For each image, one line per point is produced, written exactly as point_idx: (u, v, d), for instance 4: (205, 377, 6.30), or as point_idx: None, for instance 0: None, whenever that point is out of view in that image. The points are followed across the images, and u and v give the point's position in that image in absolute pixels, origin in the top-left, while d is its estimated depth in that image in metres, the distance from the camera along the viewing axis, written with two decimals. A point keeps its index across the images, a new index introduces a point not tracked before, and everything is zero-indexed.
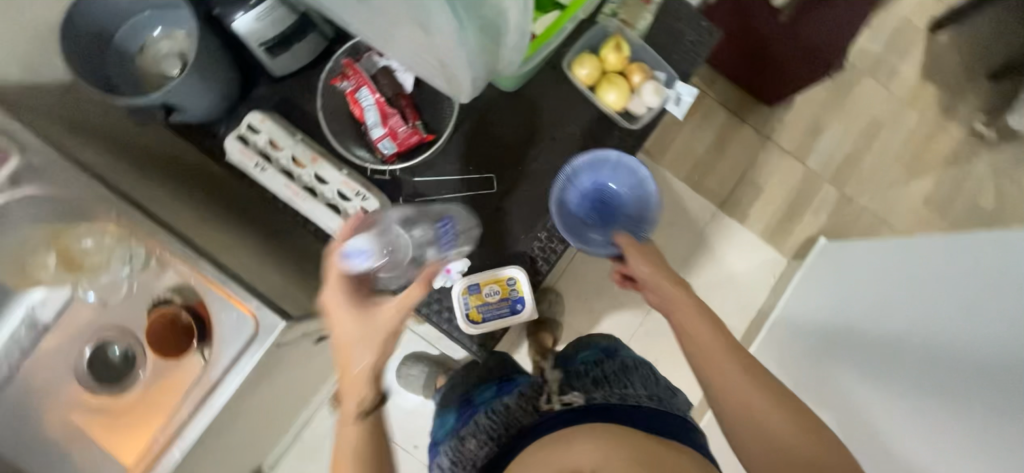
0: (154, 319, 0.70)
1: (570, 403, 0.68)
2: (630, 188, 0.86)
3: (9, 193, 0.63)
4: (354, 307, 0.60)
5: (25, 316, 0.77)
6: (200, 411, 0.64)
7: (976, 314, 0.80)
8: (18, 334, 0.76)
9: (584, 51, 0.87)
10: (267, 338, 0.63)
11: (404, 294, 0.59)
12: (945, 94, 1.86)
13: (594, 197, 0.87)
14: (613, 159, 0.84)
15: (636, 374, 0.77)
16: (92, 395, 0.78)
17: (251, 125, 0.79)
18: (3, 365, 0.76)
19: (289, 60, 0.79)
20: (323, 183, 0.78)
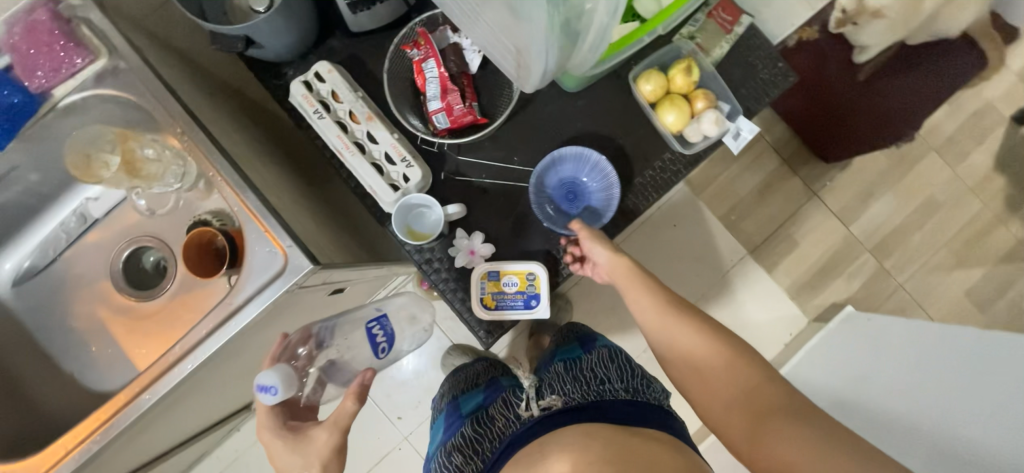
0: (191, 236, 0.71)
1: (548, 407, 0.78)
2: (600, 188, 0.88)
3: (92, 89, 0.67)
4: (285, 438, 0.64)
5: (78, 208, 0.81)
6: (215, 332, 0.67)
7: (1004, 418, 0.79)
8: (68, 223, 0.81)
9: (653, 68, 0.85)
10: (292, 276, 0.66)
11: (336, 410, 0.62)
12: (1014, 188, 1.76)
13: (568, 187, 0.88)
14: (592, 158, 0.85)
15: (614, 367, 0.86)
16: (120, 295, 0.82)
17: (317, 73, 0.81)
18: (51, 248, 0.81)
19: (367, 19, 0.81)
20: (373, 142, 0.80)
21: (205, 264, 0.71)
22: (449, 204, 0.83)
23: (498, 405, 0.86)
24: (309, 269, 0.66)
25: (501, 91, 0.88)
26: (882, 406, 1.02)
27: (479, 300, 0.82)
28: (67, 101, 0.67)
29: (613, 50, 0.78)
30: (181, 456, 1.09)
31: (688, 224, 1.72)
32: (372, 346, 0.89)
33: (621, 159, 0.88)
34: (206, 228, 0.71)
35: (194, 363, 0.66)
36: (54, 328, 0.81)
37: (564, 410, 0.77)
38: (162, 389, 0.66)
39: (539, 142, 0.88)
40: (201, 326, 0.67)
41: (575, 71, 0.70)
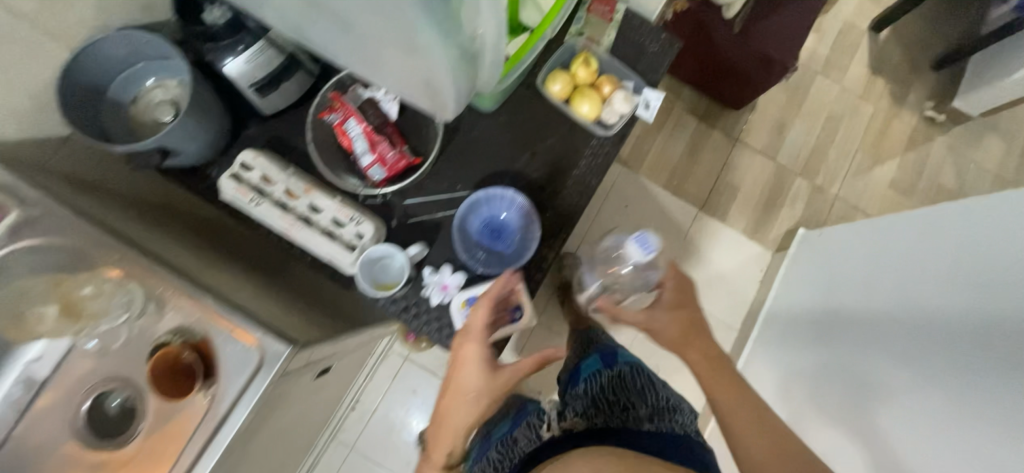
0: (156, 361, 0.69)
1: (570, 429, 0.81)
2: (514, 209, 0.87)
3: (10, 244, 0.66)
4: (481, 360, 0.71)
5: (19, 375, 0.69)
6: (206, 451, 0.63)
7: (981, 266, 0.83)
8: (8, 394, 0.68)
9: (556, 69, 0.92)
10: (272, 362, 0.64)
11: (521, 366, 0.71)
12: (894, 85, 1.98)
13: (489, 230, 0.88)
14: (483, 197, 0.86)
15: (640, 393, 0.90)
16: (91, 452, 0.71)
17: (244, 163, 0.81)
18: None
19: (278, 99, 0.83)
20: (318, 212, 0.80)
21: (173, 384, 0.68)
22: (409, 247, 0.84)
23: (518, 428, 0.87)
24: (287, 352, 0.64)
25: (426, 130, 0.91)
26: (871, 304, 1.05)
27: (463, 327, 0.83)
28: None
29: (513, 63, 0.84)
30: None
31: (637, 201, 1.81)
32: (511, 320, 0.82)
33: (556, 157, 0.93)
34: (175, 347, 0.69)
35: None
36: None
37: (588, 433, 0.80)
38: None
39: (476, 164, 0.92)
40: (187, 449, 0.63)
41: (484, 87, 0.76)
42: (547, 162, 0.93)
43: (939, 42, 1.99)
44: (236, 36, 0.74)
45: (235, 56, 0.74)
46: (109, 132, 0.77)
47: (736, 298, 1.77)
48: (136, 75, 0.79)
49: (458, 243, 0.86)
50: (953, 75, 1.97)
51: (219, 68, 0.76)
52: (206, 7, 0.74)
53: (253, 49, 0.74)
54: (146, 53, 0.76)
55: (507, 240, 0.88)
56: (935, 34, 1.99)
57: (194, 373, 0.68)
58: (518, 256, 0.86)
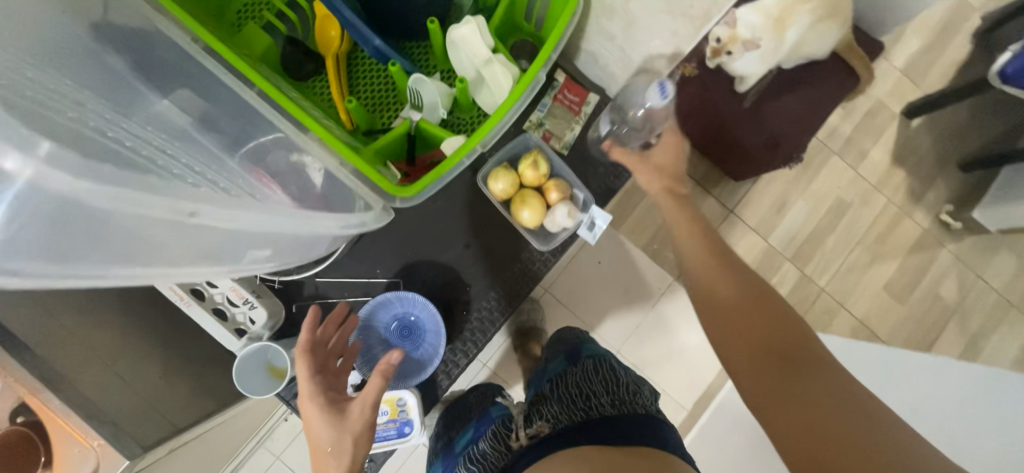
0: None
1: (538, 434, 0.66)
2: (426, 314, 0.80)
3: None
4: (325, 408, 0.59)
5: None
6: None
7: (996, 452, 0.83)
8: None
9: (503, 163, 0.83)
10: (111, 469, 0.61)
11: (367, 392, 0.58)
12: (912, 180, 1.66)
13: (396, 332, 0.81)
14: (393, 298, 0.80)
15: (599, 382, 0.72)
16: None
17: None
18: None
19: None
20: (212, 286, 0.74)
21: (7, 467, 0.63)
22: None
23: (482, 443, 0.73)
24: (125, 463, 0.62)
25: None
26: None
27: None
28: None
29: (438, 172, 0.70)
30: None
31: (614, 258, 1.60)
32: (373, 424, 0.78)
33: (487, 258, 0.86)
34: (8, 429, 0.63)
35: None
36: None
37: (553, 434, 0.64)
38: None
39: (399, 250, 0.84)
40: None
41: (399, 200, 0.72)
42: (478, 260, 0.85)
43: (975, 139, 1.67)
44: None
45: None
46: None
47: (691, 383, 1.60)
48: None
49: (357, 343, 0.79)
50: (982, 180, 1.66)
51: None
52: None
53: None
54: None
55: (415, 345, 0.81)
56: (972, 131, 1.66)
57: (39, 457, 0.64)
58: (424, 363, 0.80)
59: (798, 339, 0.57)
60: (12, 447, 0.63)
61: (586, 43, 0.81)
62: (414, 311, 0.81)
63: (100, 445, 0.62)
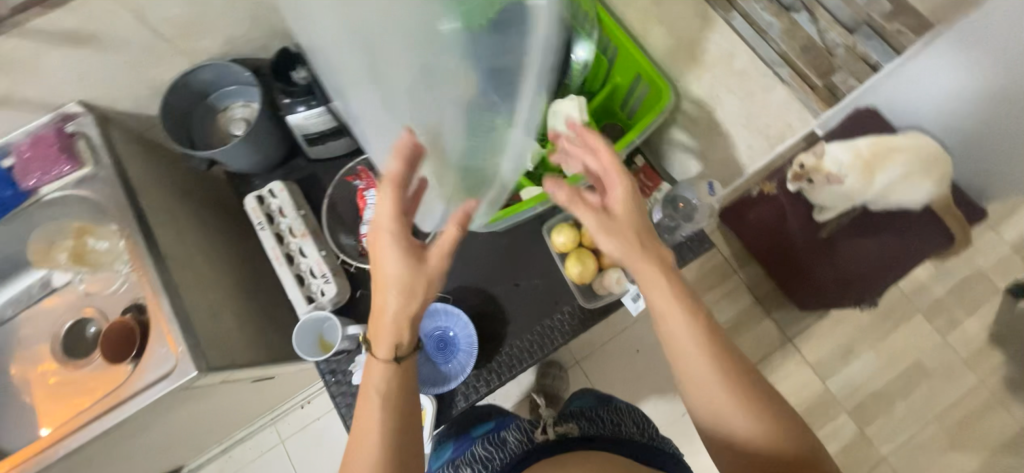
0: (113, 323, 0.79)
1: (565, 432, 0.72)
2: (464, 331, 0.88)
3: (73, 189, 0.81)
4: (403, 246, 0.56)
5: (43, 277, 0.91)
6: (108, 414, 0.75)
7: None
8: (33, 286, 0.92)
9: (568, 221, 0.93)
10: (181, 375, 0.71)
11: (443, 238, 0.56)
12: (1015, 367, 1.47)
13: (434, 340, 0.89)
14: (439, 308, 0.90)
15: (632, 413, 0.82)
16: (65, 364, 0.88)
17: (271, 190, 0.92)
18: (17, 306, 0.92)
19: (324, 150, 0.95)
20: (303, 255, 0.89)
21: (103, 345, 0.78)
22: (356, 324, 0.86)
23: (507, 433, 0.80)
24: (193, 375, 0.72)
25: None
26: None
27: None
28: (51, 196, 0.81)
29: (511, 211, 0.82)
30: None
31: (652, 351, 1.56)
32: None
33: (532, 302, 0.92)
34: (121, 318, 0.79)
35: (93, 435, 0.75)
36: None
37: (579, 438, 0.72)
38: (70, 450, 0.75)
39: (457, 271, 0.93)
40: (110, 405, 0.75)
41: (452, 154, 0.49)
42: (524, 301, 0.91)
43: None
44: (307, 96, 0.86)
45: (302, 111, 0.87)
46: (191, 130, 0.93)
47: None
48: (229, 93, 0.95)
49: None
50: None
51: (286, 112, 0.88)
52: (297, 67, 0.88)
53: (315, 111, 0.87)
54: (238, 79, 0.93)
55: (446, 357, 0.88)
56: None
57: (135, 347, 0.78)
58: (450, 376, 0.87)
59: (742, 394, 0.56)
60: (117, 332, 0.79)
61: (670, 137, 0.90)
62: (454, 329, 0.89)
63: (178, 354, 0.72)
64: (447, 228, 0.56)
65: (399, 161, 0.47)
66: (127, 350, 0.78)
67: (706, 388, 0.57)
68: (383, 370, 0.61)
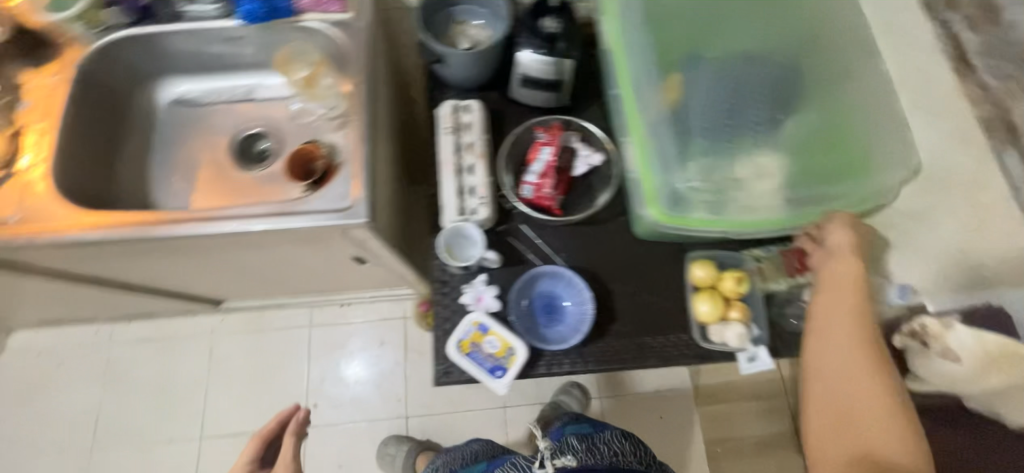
0: (306, 146, 0.89)
1: (562, 464, 0.87)
2: (577, 306, 0.89)
3: (330, 27, 0.89)
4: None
5: (247, 85, 0.99)
6: (264, 218, 0.79)
7: None
8: (234, 89, 0.99)
9: (711, 259, 0.94)
10: (353, 216, 0.78)
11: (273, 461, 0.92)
12: None
13: (544, 302, 0.91)
14: (564, 275, 0.90)
15: (629, 442, 0.96)
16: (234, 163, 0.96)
17: (468, 106, 0.98)
18: (214, 97, 0.99)
19: (526, 95, 1.00)
20: (470, 173, 0.94)
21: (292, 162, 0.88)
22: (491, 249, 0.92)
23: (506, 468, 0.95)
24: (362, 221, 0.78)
25: (586, 200, 0.99)
26: None
27: (457, 340, 0.86)
28: (308, 23, 0.89)
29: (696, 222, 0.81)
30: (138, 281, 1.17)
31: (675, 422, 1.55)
32: (481, 353, 0.85)
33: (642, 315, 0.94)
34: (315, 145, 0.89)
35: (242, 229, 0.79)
36: (162, 144, 0.96)
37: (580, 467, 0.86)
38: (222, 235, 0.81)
39: (587, 255, 0.96)
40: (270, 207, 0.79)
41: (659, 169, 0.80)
42: (637, 311, 0.93)
43: None
44: (546, 44, 0.92)
45: (533, 52, 0.92)
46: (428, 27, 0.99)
47: None
48: (473, 12, 1.01)
49: (517, 288, 0.90)
50: None
51: (517, 48, 0.94)
52: (547, 15, 0.93)
53: (545, 58, 0.92)
54: (490, 4, 0.98)
55: (550, 322, 0.90)
56: None
57: (315, 175, 0.86)
58: (549, 342, 0.88)
59: (878, 391, 0.71)
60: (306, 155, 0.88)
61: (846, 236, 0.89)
62: (569, 299, 0.91)
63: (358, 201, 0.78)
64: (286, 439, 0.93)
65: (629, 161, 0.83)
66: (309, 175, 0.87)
67: (838, 388, 0.73)
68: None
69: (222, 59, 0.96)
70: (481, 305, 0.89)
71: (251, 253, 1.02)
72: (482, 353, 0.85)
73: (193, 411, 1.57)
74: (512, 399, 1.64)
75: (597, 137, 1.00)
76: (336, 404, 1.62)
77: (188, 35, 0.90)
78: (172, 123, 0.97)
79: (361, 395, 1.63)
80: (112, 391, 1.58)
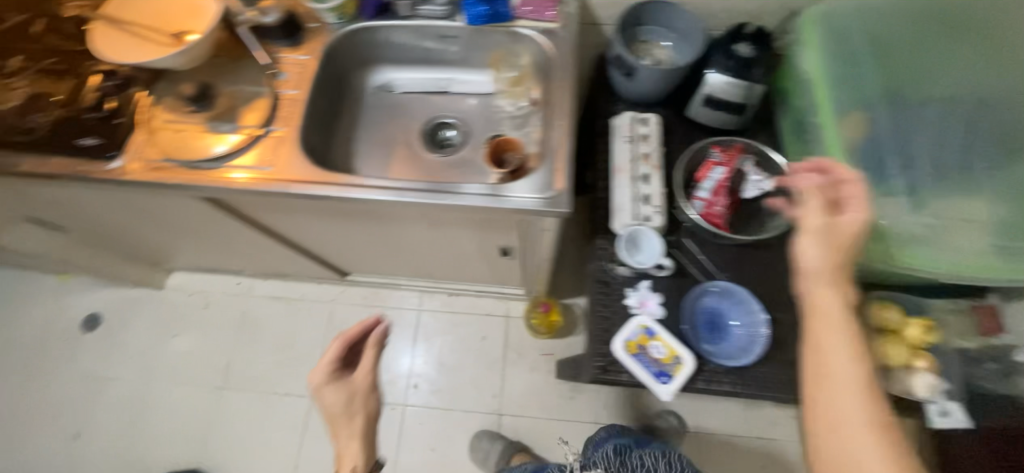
0: (503, 139, 0.95)
1: None
2: (747, 327, 0.89)
3: (539, 34, 0.96)
4: (332, 381, 0.86)
5: (441, 79, 1.09)
6: (472, 197, 0.86)
7: None
8: (429, 81, 1.09)
9: (892, 301, 0.90)
10: (556, 207, 0.84)
11: (358, 373, 0.87)
12: None
13: (709, 318, 0.92)
14: (738, 295, 0.89)
15: (663, 461, 1.04)
16: (423, 145, 1.06)
17: (646, 119, 1.02)
18: (410, 85, 1.09)
19: (703, 114, 1.02)
20: (645, 182, 0.97)
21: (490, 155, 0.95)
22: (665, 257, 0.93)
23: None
24: (564, 211, 0.84)
25: (753, 223, 0.99)
26: None
27: (625, 340, 0.89)
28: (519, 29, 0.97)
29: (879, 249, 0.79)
30: (304, 241, 1.30)
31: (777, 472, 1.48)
32: (649, 358, 0.86)
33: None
34: (512, 143, 0.95)
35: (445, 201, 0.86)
36: (365, 122, 1.07)
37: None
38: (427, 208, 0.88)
39: (754, 278, 0.95)
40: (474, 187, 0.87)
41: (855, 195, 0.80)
42: (803, 344, 0.91)
43: None
44: (741, 66, 0.93)
45: (725, 74, 0.94)
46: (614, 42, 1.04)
47: None
48: (659, 31, 1.04)
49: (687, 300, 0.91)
50: None
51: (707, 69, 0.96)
52: (744, 39, 0.95)
53: (737, 81, 0.94)
54: (680, 25, 1.01)
55: (715, 339, 0.91)
56: None
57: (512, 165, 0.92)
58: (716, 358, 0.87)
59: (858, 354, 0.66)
60: (502, 151, 0.95)
61: None
62: (737, 319, 0.90)
63: (559, 195, 0.85)
64: (367, 353, 0.88)
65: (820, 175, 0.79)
66: (503, 166, 0.94)
67: (827, 393, 0.64)
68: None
69: (428, 54, 1.06)
70: (648, 310, 0.90)
71: (420, 228, 1.11)
72: (650, 357, 0.86)
73: (308, 370, 1.69)
74: (605, 415, 1.62)
75: (775, 162, 0.99)
76: (433, 387, 1.68)
77: (415, 30, 1.01)
78: (374, 104, 1.09)
79: (457, 383, 1.68)
80: (243, 336, 1.74)
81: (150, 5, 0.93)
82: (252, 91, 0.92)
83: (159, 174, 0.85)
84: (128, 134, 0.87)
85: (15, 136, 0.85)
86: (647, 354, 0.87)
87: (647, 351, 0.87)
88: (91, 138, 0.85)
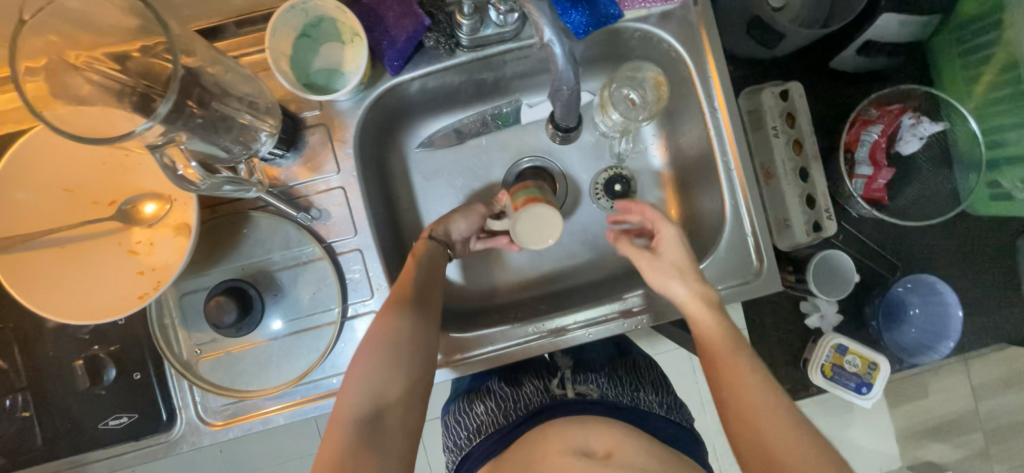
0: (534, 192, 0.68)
1: (584, 394, 0.67)
2: (927, 310, 0.84)
3: (652, 25, 0.65)
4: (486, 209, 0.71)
5: (497, 107, 0.75)
6: (638, 302, 0.68)
7: None
8: (482, 117, 0.74)
9: None
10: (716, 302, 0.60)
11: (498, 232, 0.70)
12: None
13: (893, 306, 0.85)
14: (927, 283, 0.82)
15: (649, 379, 0.77)
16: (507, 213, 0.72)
17: (786, 90, 0.79)
18: (457, 133, 0.75)
19: (852, 63, 0.81)
20: (805, 178, 0.79)
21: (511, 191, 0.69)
22: (855, 269, 0.82)
23: (492, 413, 0.69)
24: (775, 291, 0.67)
25: (924, 182, 0.82)
26: None
27: (817, 364, 0.82)
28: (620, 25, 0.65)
29: None
30: None
31: None
32: (841, 380, 0.81)
33: (998, 298, 0.83)
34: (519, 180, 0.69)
35: (634, 324, 0.67)
36: (428, 208, 0.77)
37: (601, 402, 0.66)
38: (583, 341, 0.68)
39: (927, 244, 0.85)
40: (596, 306, 0.69)
41: None
42: (984, 298, 0.84)
43: None
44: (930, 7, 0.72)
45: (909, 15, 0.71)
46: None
47: None
48: None
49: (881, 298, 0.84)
50: None
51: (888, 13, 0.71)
52: None
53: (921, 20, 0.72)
54: None
55: (896, 327, 0.85)
56: None
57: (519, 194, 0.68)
58: (909, 351, 0.84)
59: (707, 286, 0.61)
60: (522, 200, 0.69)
61: None
62: (914, 326, 0.85)
63: (763, 275, 0.66)
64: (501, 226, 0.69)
65: (900, 108, 0.79)
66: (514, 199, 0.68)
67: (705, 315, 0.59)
68: (428, 249, 0.64)
69: (474, 84, 0.71)
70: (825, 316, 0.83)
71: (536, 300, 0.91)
72: (840, 374, 0.81)
73: None
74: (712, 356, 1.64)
75: (939, 103, 0.80)
76: None
77: (464, 67, 0.66)
78: (430, 179, 0.77)
79: None
80: None
81: (55, 176, 0.57)
82: (287, 255, 0.62)
83: (247, 420, 0.62)
84: (168, 383, 0.61)
85: (15, 442, 0.60)
86: (837, 375, 0.81)
87: (841, 368, 0.81)
88: (124, 415, 0.60)
